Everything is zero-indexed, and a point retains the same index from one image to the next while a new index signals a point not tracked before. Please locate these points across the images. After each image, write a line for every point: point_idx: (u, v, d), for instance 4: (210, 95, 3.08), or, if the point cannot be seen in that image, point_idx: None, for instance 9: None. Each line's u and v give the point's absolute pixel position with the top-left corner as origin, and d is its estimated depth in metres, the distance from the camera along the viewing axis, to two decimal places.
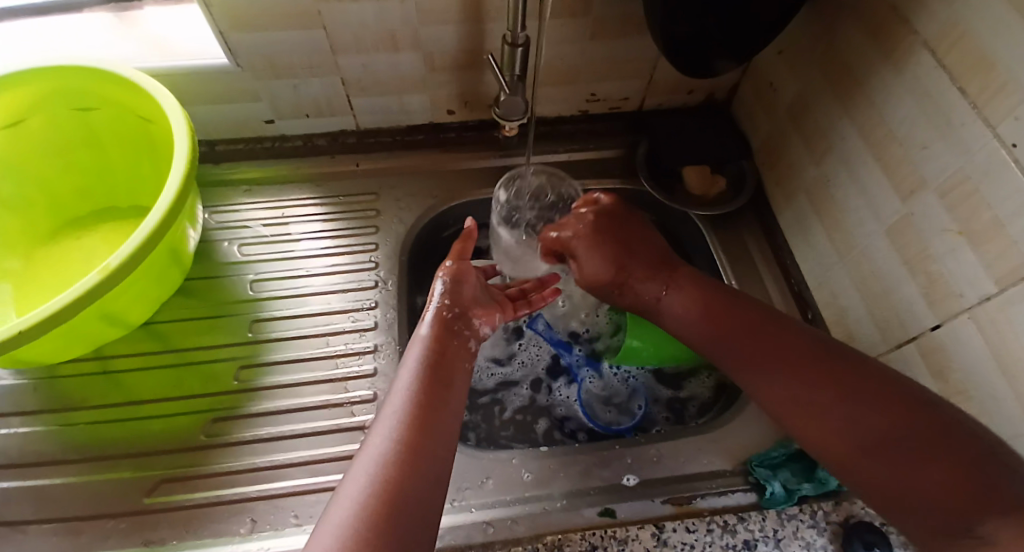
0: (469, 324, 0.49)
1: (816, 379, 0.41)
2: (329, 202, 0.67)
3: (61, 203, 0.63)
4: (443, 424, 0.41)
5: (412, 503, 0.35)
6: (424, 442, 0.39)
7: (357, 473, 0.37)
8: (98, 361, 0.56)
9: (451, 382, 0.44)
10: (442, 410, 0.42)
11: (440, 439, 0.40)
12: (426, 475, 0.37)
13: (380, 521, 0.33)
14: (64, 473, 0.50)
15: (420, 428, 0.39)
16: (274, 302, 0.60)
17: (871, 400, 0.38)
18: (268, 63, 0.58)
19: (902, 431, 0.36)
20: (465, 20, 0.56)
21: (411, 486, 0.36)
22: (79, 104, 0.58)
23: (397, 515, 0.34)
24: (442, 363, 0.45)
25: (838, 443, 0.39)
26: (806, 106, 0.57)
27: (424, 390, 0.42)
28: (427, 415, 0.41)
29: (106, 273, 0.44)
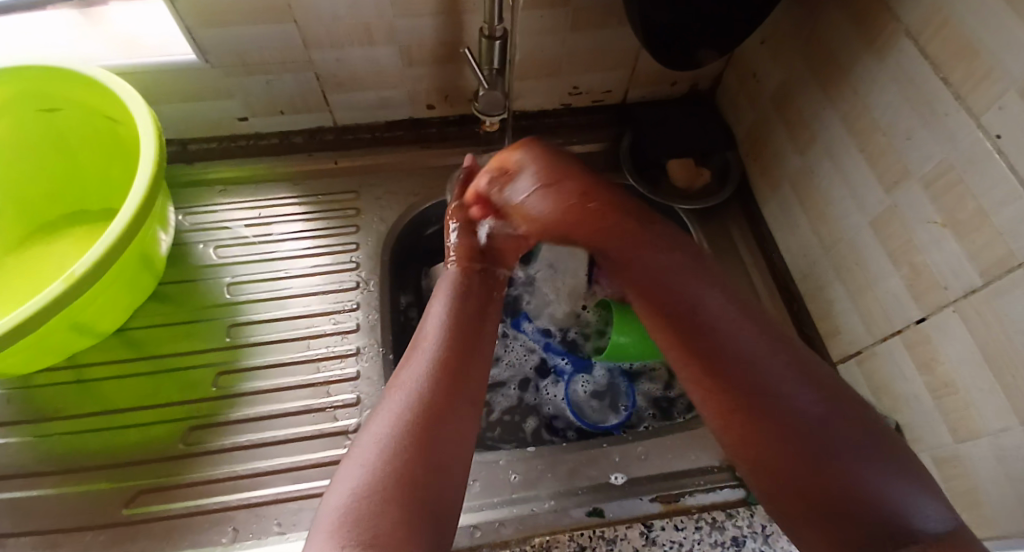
0: (495, 258, 0.54)
1: (711, 382, 0.40)
2: (308, 201, 0.65)
3: (29, 207, 0.61)
4: (477, 352, 0.44)
5: (448, 423, 0.39)
6: (457, 370, 0.42)
7: (394, 394, 0.40)
8: (73, 369, 0.54)
9: (481, 315, 0.48)
10: (475, 340, 0.45)
11: (472, 366, 0.43)
12: (458, 400, 0.40)
13: (416, 443, 0.37)
14: (40, 485, 0.49)
15: (455, 357, 0.43)
16: (253, 306, 0.59)
17: (786, 385, 0.38)
18: (240, 59, 0.56)
19: (791, 416, 0.37)
20: (442, 13, 0.55)
21: (446, 410, 0.39)
22: (44, 105, 0.56)
23: (431, 437, 0.37)
24: (471, 299, 0.48)
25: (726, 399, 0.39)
26: (790, 96, 0.57)
27: (456, 321, 0.46)
28: (459, 345, 0.44)
29: (72, 281, 0.42)
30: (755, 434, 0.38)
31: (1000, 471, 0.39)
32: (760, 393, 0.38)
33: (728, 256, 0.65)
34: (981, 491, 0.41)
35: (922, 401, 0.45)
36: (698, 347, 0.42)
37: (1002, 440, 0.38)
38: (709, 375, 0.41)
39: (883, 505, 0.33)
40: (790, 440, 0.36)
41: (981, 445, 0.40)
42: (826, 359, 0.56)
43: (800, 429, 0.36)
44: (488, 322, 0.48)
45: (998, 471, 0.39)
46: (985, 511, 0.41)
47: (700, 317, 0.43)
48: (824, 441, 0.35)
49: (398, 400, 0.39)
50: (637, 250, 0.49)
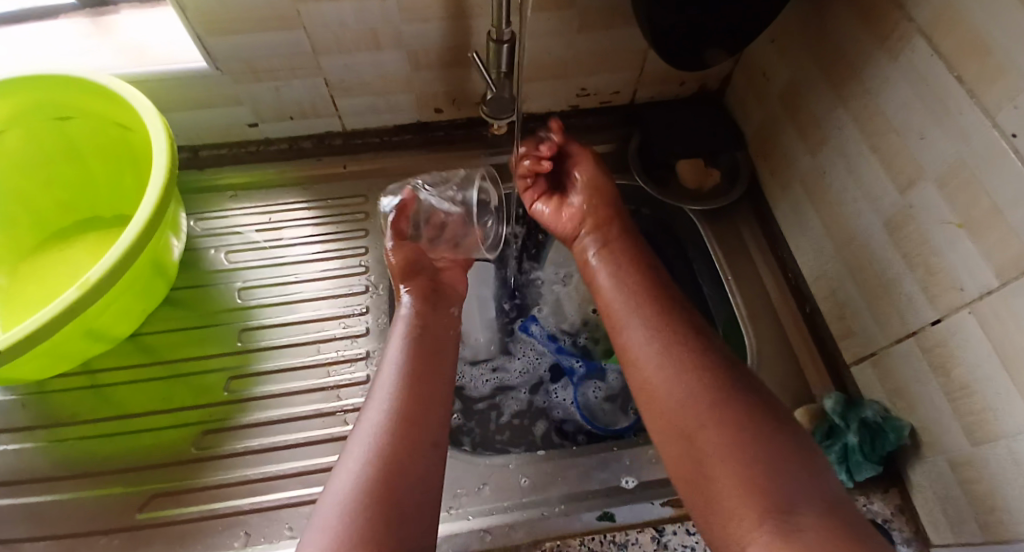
0: (443, 297, 0.54)
1: (667, 364, 0.44)
2: (318, 205, 0.66)
3: (44, 215, 0.62)
4: (428, 399, 0.44)
5: (407, 481, 0.38)
6: (411, 422, 0.42)
7: (351, 454, 0.40)
8: (87, 375, 0.55)
9: (436, 359, 0.47)
10: (427, 389, 0.45)
11: (425, 415, 0.43)
12: (414, 456, 0.40)
13: (375, 505, 0.36)
14: (56, 489, 0.49)
15: (407, 410, 0.42)
16: (263, 310, 0.59)
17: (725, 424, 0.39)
18: (248, 66, 0.57)
19: (733, 413, 0.40)
20: (448, 17, 0.55)
21: (403, 466, 0.39)
22: (56, 113, 0.56)
23: (390, 497, 0.37)
24: (426, 343, 0.48)
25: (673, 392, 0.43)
26: (800, 95, 0.56)
27: (409, 372, 0.45)
28: (415, 382, 0.45)
29: (86, 288, 0.43)
30: (694, 410, 0.41)
31: (1017, 476, 0.38)
32: (712, 395, 0.41)
33: (739, 257, 0.65)
34: (998, 496, 0.40)
35: (937, 403, 0.45)
36: (689, 350, 0.44)
37: (1019, 444, 0.38)
38: (659, 360, 0.45)
39: (794, 500, 0.35)
40: (728, 426, 0.39)
41: (998, 449, 0.40)
42: (839, 361, 0.55)
43: (750, 438, 0.38)
44: (442, 369, 0.47)
45: (1016, 477, 0.38)
46: (1002, 516, 0.40)
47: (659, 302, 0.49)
48: (759, 445, 0.38)
49: (354, 463, 0.39)
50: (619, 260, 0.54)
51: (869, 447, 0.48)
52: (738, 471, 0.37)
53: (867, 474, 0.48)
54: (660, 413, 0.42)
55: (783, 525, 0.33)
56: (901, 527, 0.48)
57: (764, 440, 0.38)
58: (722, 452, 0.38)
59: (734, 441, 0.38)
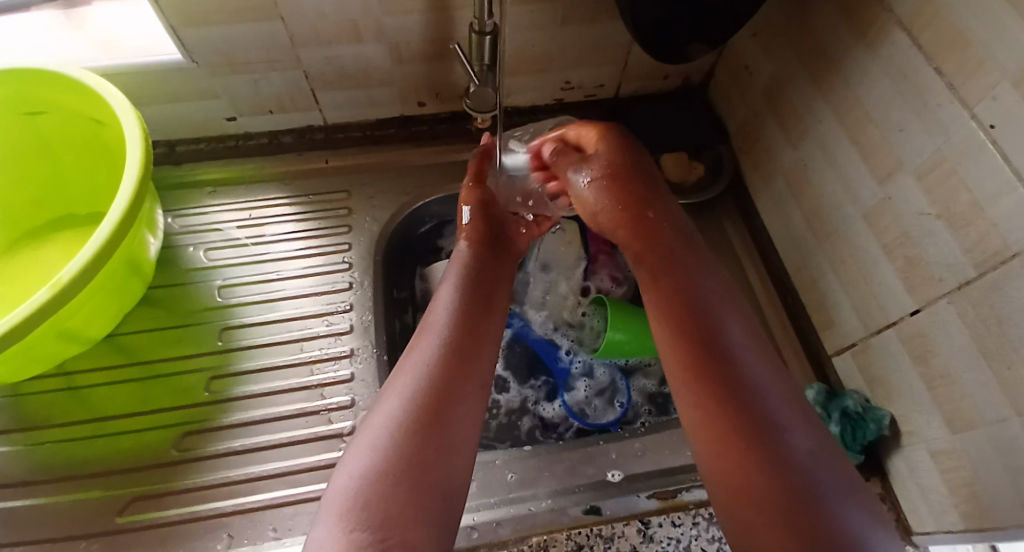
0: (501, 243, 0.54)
1: (678, 334, 0.40)
2: (299, 201, 0.65)
3: (15, 214, 0.60)
4: (483, 343, 0.43)
5: (454, 414, 0.38)
6: (464, 358, 0.41)
7: (398, 385, 0.39)
8: (63, 377, 0.53)
9: (488, 305, 0.46)
10: (481, 332, 0.44)
11: (476, 356, 0.42)
12: (464, 393, 0.39)
13: (425, 430, 0.36)
14: (31, 495, 0.48)
15: (459, 348, 0.41)
16: (244, 309, 0.58)
17: (769, 373, 0.38)
18: (225, 59, 0.55)
19: (717, 383, 0.37)
20: (430, 9, 0.54)
21: (451, 398, 0.38)
22: (26, 108, 0.55)
23: (437, 427, 0.37)
24: (479, 288, 0.47)
25: (711, 414, 0.36)
26: (782, 89, 0.56)
27: (465, 313, 0.44)
28: (466, 332, 0.43)
29: (57, 288, 0.41)
30: (700, 389, 0.38)
31: (995, 463, 0.39)
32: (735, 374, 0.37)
33: (723, 250, 0.65)
34: (976, 482, 0.41)
35: (917, 393, 0.45)
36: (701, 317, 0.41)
37: (997, 432, 0.38)
38: (663, 319, 0.42)
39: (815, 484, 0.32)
40: (729, 413, 0.36)
41: (976, 437, 0.40)
42: (821, 352, 0.56)
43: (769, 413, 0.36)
44: (493, 315, 0.46)
45: (994, 464, 0.39)
46: (980, 502, 0.41)
47: (690, 270, 0.45)
48: (772, 461, 0.33)
49: (404, 389, 0.39)
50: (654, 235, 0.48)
51: (850, 437, 0.49)
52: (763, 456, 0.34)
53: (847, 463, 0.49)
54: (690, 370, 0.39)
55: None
56: None
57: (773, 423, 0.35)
58: (730, 451, 0.35)
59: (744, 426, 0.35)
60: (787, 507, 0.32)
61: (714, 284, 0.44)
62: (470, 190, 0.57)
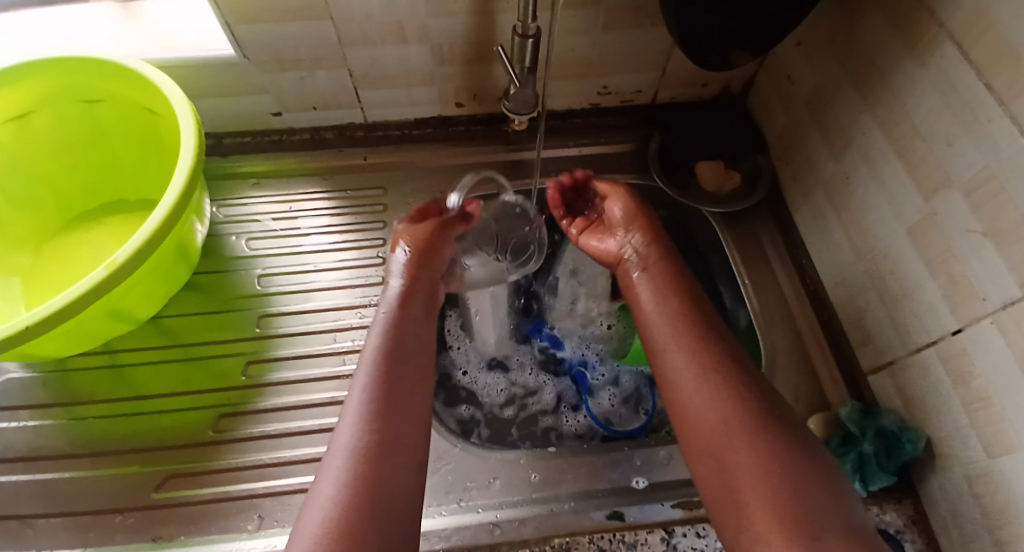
0: (431, 297, 0.52)
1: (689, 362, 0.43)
2: (337, 196, 0.66)
3: (69, 197, 0.63)
4: (411, 407, 0.41)
5: (394, 475, 0.37)
6: (394, 418, 0.40)
7: (332, 463, 0.37)
8: (108, 355, 0.56)
9: (414, 363, 0.44)
10: (403, 394, 0.42)
11: (404, 422, 0.40)
12: (397, 465, 0.37)
13: (360, 509, 0.34)
14: (73, 467, 0.50)
15: (387, 415, 0.40)
16: (281, 298, 0.60)
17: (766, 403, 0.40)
18: (275, 55, 0.57)
19: (717, 402, 0.40)
20: (474, 12, 0.55)
21: (386, 472, 0.37)
22: (86, 96, 0.57)
23: (375, 505, 0.34)
24: (404, 343, 0.45)
25: (725, 444, 0.38)
26: (826, 100, 0.56)
27: (387, 374, 0.42)
28: (395, 388, 0.42)
29: (113, 269, 0.43)
30: (714, 413, 0.40)
31: None
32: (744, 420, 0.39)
33: (758, 262, 0.64)
34: (1015, 508, 0.40)
35: (955, 414, 0.44)
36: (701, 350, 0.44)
37: None
38: (674, 350, 0.45)
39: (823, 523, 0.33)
40: (733, 431, 0.38)
41: (1016, 462, 0.39)
42: (856, 369, 0.55)
43: (779, 447, 0.37)
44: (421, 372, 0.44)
45: None
46: (1018, 530, 0.39)
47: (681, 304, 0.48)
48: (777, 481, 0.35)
49: (337, 468, 0.36)
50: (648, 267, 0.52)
51: (884, 456, 0.48)
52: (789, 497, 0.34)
53: (882, 484, 0.48)
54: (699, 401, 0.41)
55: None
56: (912, 538, 0.48)
57: (787, 468, 0.36)
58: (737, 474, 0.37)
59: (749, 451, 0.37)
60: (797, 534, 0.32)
61: (709, 325, 0.46)
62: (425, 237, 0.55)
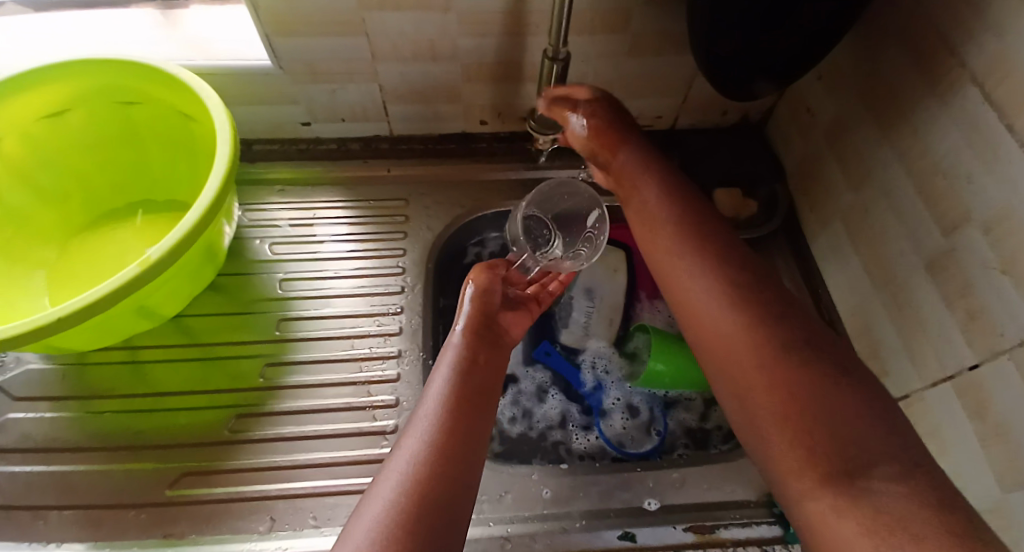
0: (497, 322, 0.51)
1: (704, 288, 0.46)
2: (359, 205, 0.68)
3: (98, 195, 0.65)
4: (469, 445, 0.41)
5: (443, 507, 0.37)
6: (451, 456, 0.39)
7: (381, 490, 0.37)
8: (127, 351, 0.56)
9: (480, 400, 0.44)
10: (467, 428, 0.41)
11: (466, 452, 0.40)
12: (450, 503, 0.37)
13: (408, 535, 0.34)
14: (87, 461, 0.50)
15: (445, 451, 0.39)
16: (301, 302, 0.60)
17: (783, 323, 0.42)
18: (309, 67, 0.59)
19: (739, 326, 0.43)
20: (505, 34, 0.57)
21: (438, 507, 0.36)
22: (123, 98, 0.59)
23: (421, 541, 0.34)
24: (473, 379, 0.45)
25: (744, 367, 0.41)
26: (846, 133, 0.57)
27: (453, 413, 0.42)
28: (459, 423, 0.41)
29: (146, 266, 0.44)
30: (727, 339, 0.43)
31: None
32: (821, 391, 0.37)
33: None
34: None
35: (971, 448, 0.44)
36: (719, 275, 0.46)
37: None
38: (687, 280, 0.47)
39: (865, 459, 0.33)
40: (758, 344, 0.41)
41: None
42: None
43: (795, 373, 0.39)
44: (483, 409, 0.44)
45: None
46: None
47: (704, 239, 0.49)
48: (797, 401, 0.37)
49: (387, 493, 0.37)
50: (658, 202, 0.53)
51: None
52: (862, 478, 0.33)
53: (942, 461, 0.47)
54: (724, 336, 0.43)
55: (852, 490, 0.33)
56: None
57: (809, 393, 0.37)
58: (772, 394, 0.39)
59: (787, 376, 0.39)
60: (819, 448, 0.35)
61: (720, 252, 0.48)
62: (482, 271, 0.52)
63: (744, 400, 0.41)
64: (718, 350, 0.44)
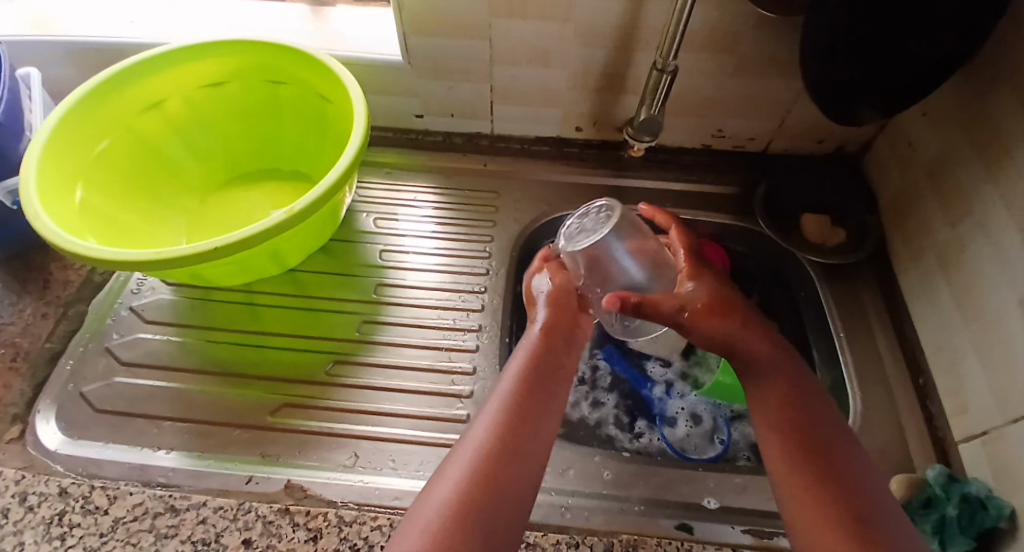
0: (577, 322, 0.54)
1: (784, 424, 0.45)
2: (455, 193, 0.73)
3: (235, 160, 0.73)
4: (538, 422, 0.44)
5: (501, 487, 0.38)
6: (514, 441, 0.41)
7: (452, 468, 0.39)
8: (246, 293, 0.63)
9: (550, 390, 0.46)
10: (531, 415, 0.44)
11: (530, 438, 0.42)
12: (518, 469, 0.40)
13: (470, 511, 0.36)
14: (203, 382, 0.56)
15: (518, 422, 0.42)
16: (395, 272, 0.66)
17: (849, 470, 0.41)
18: (433, 65, 0.66)
19: (803, 467, 0.42)
20: (614, 46, 0.61)
21: (501, 485, 0.38)
22: (272, 77, 0.67)
23: (483, 511, 0.36)
24: (544, 371, 0.47)
25: (799, 493, 0.40)
26: (947, 169, 0.57)
27: (526, 391, 0.45)
28: (526, 413, 0.43)
29: (293, 214, 0.50)
30: (790, 462, 0.42)
31: None
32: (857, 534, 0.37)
33: (858, 319, 0.63)
34: None
35: None
36: (805, 424, 0.44)
37: None
38: (767, 407, 0.46)
39: None
40: (814, 484, 0.40)
41: None
42: (949, 440, 0.54)
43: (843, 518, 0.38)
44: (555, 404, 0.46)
45: None
46: None
47: (802, 398, 0.46)
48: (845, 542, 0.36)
49: (456, 472, 0.39)
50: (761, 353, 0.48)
51: (968, 522, 0.46)
52: (838, 543, 0.37)
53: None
54: (786, 468, 0.42)
55: None
56: None
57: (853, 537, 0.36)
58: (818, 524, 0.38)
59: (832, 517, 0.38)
60: None
61: (808, 413, 0.45)
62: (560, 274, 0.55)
63: (791, 521, 0.40)
64: (779, 468, 0.43)
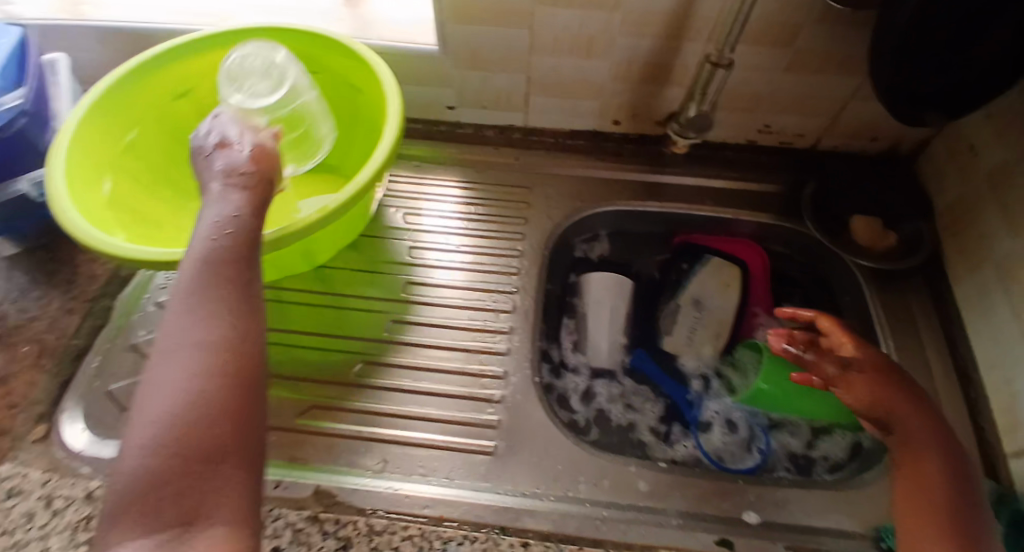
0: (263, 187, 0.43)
1: (930, 469, 0.40)
2: (486, 188, 0.71)
3: None
4: (240, 323, 0.34)
5: (207, 412, 0.30)
6: (209, 357, 0.32)
7: (136, 428, 0.29)
8: (273, 289, 0.62)
9: (232, 277, 0.36)
10: (215, 321, 0.33)
11: (236, 346, 0.33)
12: (223, 389, 0.31)
13: (179, 444, 0.29)
14: None
15: (197, 334, 0.32)
16: (424, 270, 0.65)
17: (986, 532, 0.38)
18: (471, 54, 0.63)
19: (947, 518, 0.38)
20: (663, 36, 0.58)
21: (196, 411, 0.30)
22: (305, 66, 0.66)
23: (194, 439, 0.29)
24: (222, 265, 0.35)
25: (928, 542, 0.37)
26: (1012, 174, 0.53)
27: (202, 294, 0.34)
28: (215, 322, 0.33)
29: (324, 213, 0.48)
30: (932, 509, 0.38)
31: None
32: None
33: (905, 330, 0.60)
34: None
35: None
36: (951, 474, 0.40)
37: None
38: (913, 445, 0.42)
39: None
40: (953, 535, 0.37)
41: None
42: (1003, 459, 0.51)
43: None
44: (240, 273, 0.36)
45: None
46: None
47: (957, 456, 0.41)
48: None
49: (147, 426, 0.29)
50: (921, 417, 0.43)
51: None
52: None
53: None
54: (930, 513, 0.38)
55: None
56: None
57: None
58: None
59: None
60: None
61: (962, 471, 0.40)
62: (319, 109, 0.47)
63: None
64: (909, 505, 0.39)
